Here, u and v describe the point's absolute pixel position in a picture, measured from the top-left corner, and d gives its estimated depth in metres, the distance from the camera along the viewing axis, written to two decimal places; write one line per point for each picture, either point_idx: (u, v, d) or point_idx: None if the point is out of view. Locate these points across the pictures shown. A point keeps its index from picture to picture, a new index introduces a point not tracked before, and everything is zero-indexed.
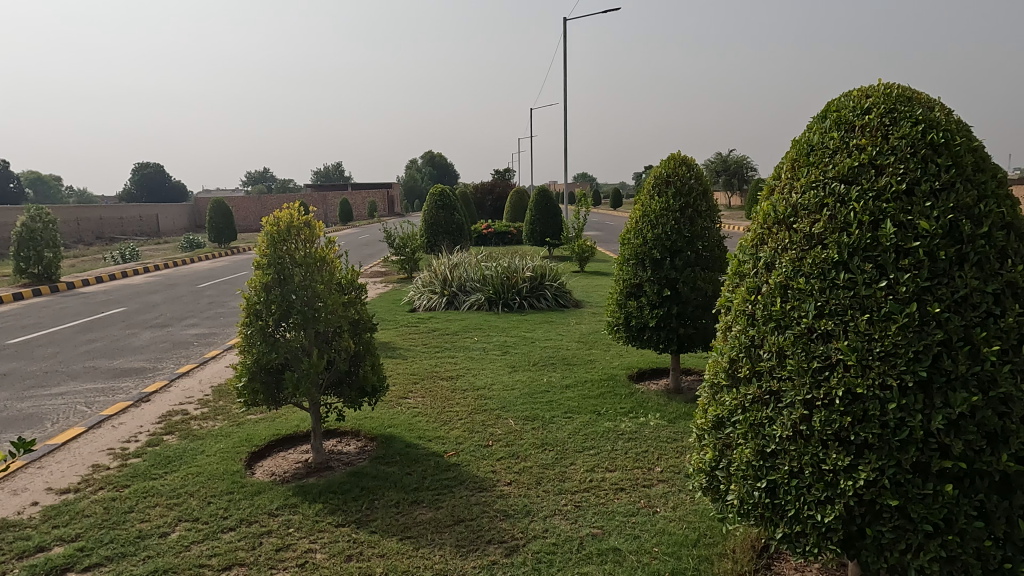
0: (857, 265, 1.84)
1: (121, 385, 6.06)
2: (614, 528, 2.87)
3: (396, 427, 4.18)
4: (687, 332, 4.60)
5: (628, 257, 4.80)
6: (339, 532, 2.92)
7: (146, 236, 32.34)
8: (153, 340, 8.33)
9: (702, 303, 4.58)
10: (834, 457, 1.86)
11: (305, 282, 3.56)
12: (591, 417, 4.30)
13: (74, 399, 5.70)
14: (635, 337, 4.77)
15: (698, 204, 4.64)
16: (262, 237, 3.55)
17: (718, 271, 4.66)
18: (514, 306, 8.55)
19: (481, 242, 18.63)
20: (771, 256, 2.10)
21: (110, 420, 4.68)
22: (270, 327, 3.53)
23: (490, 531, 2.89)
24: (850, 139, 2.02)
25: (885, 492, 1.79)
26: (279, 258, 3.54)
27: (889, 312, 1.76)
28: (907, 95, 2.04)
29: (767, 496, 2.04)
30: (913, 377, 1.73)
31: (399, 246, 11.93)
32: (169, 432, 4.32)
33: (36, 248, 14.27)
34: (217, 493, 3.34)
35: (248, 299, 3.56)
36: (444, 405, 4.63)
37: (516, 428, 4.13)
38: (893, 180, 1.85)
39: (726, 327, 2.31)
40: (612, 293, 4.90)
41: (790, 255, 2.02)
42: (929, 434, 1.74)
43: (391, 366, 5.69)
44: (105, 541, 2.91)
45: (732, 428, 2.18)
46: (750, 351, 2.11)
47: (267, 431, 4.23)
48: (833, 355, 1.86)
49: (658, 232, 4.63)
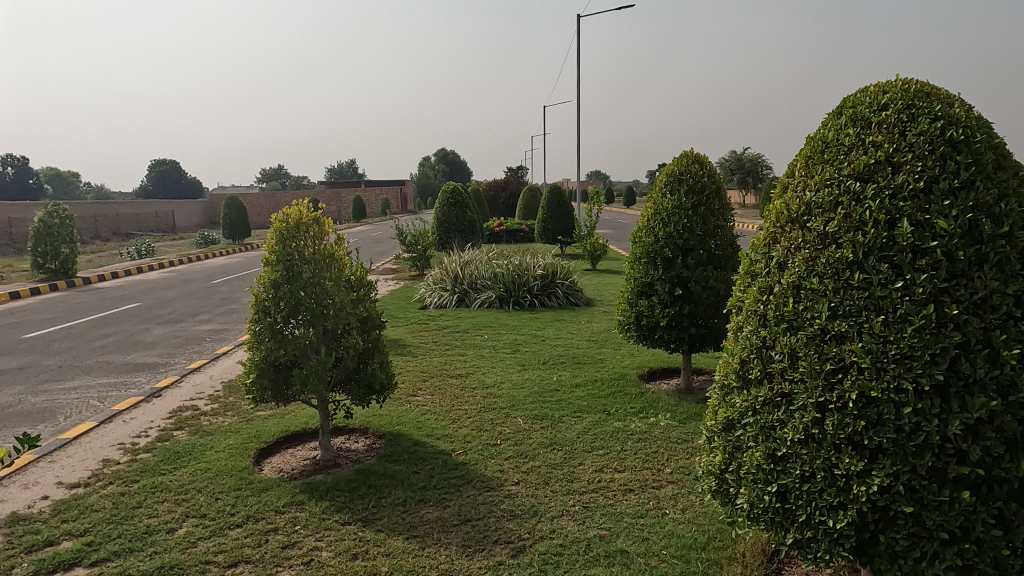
0: (872, 265, 1.80)
1: (133, 381, 6.10)
2: (622, 530, 2.83)
3: (403, 426, 4.17)
4: (699, 331, 4.55)
5: (639, 256, 4.74)
6: (345, 530, 2.91)
7: (162, 232, 32.73)
8: (166, 335, 8.38)
9: (715, 302, 4.52)
10: (848, 461, 1.80)
11: (313, 279, 3.55)
12: (601, 416, 4.26)
13: (87, 394, 5.74)
14: (646, 336, 4.72)
15: (710, 202, 4.59)
16: (271, 233, 3.56)
17: (730, 270, 4.60)
18: (524, 304, 8.51)
19: (493, 240, 18.60)
20: (783, 255, 2.06)
21: (121, 415, 4.70)
22: (279, 324, 3.52)
23: (497, 530, 2.86)
24: (866, 135, 1.98)
25: (899, 498, 1.74)
26: (288, 255, 3.54)
27: (905, 313, 1.72)
28: (925, 90, 1.98)
29: (777, 501, 1.98)
30: (930, 381, 1.68)
31: (411, 243, 11.90)
32: (178, 427, 4.34)
33: (53, 244, 14.47)
34: (225, 490, 3.34)
35: (256, 296, 3.56)
36: (452, 403, 4.62)
37: (525, 427, 4.10)
38: (910, 178, 1.81)
39: (737, 327, 2.25)
40: (623, 291, 4.86)
41: (804, 255, 1.97)
42: (945, 440, 1.69)
43: (399, 363, 5.69)
44: (113, 536, 2.91)
45: (743, 431, 2.11)
46: (762, 351, 2.06)
47: (276, 427, 4.23)
48: (847, 356, 1.81)
49: (670, 230, 4.57)
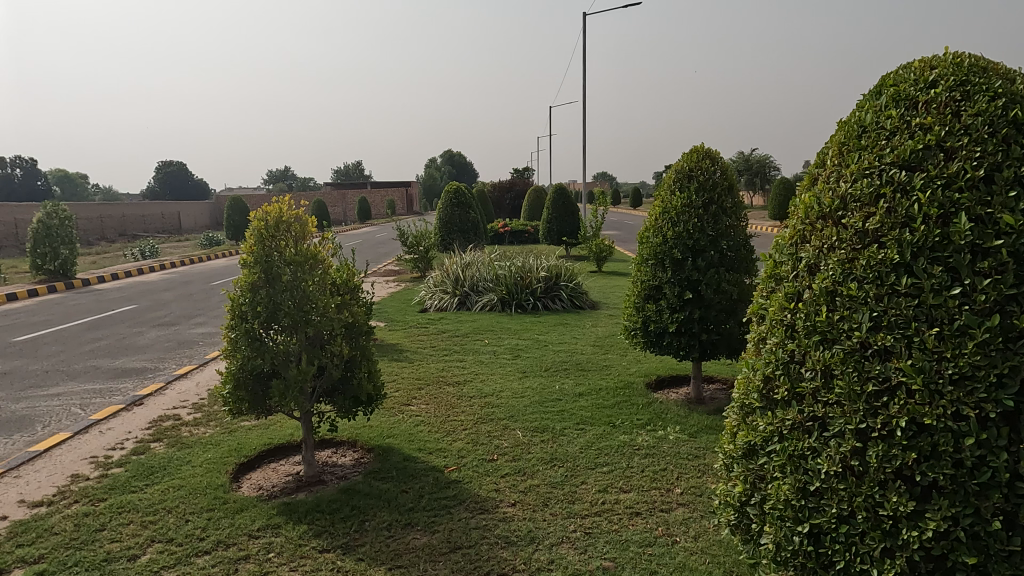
0: (923, 268, 1.52)
1: (120, 386, 5.87)
2: (628, 561, 2.55)
3: (394, 439, 3.91)
4: (710, 338, 4.27)
5: (647, 257, 4.46)
6: (322, 559, 2.64)
7: (168, 233, 32.67)
8: (159, 338, 8.16)
9: (727, 306, 4.24)
10: (896, 501, 1.52)
11: (294, 281, 3.28)
12: (606, 429, 3.98)
13: (70, 400, 5.51)
14: (654, 342, 4.45)
15: (722, 200, 4.31)
16: (249, 232, 3.30)
17: (744, 273, 4.31)
18: (527, 306, 8.24)
19: (497, 241, 18.35)
20: (814, 256, 1.77)
21: (98, 425, 4.45)
22: (257, 330, 3.26)
23: (489, 560, 2.59)
24: (911, 117, 1.69)
25: (960, 546, 1.46)
26: (266, 255, 3.27)
27: (964, 325, 1.45)
28: (981, 65, 1.70)
29: (810, 543, 1.70)
30: (996, 408, 1.41)
31: (412, 244, 11.65)
32: (157, 439, 4.08)
33: (52, 245, 14.30)
34: (197, 511, 3.08)
35: (233, 300, 3.30)
36: (448, 413, 4.35)
37: (524, 440, 3.83)
38: (968, 165, 1.53)
39: (759, 338, 1.97)
40: (630, 295, 4.59)
41: (839, 257, 1.69)
42: (1015, 477, 1.42)
43: (394, 369, 5.44)
44: (69, 564, 2.66)
45: (767, 459, 1.83)
46: (790, 368, 1.78)
47: (258, 440, 3.97)
48: (893, 376, 1.54)
49: (680, 230, 4.29)
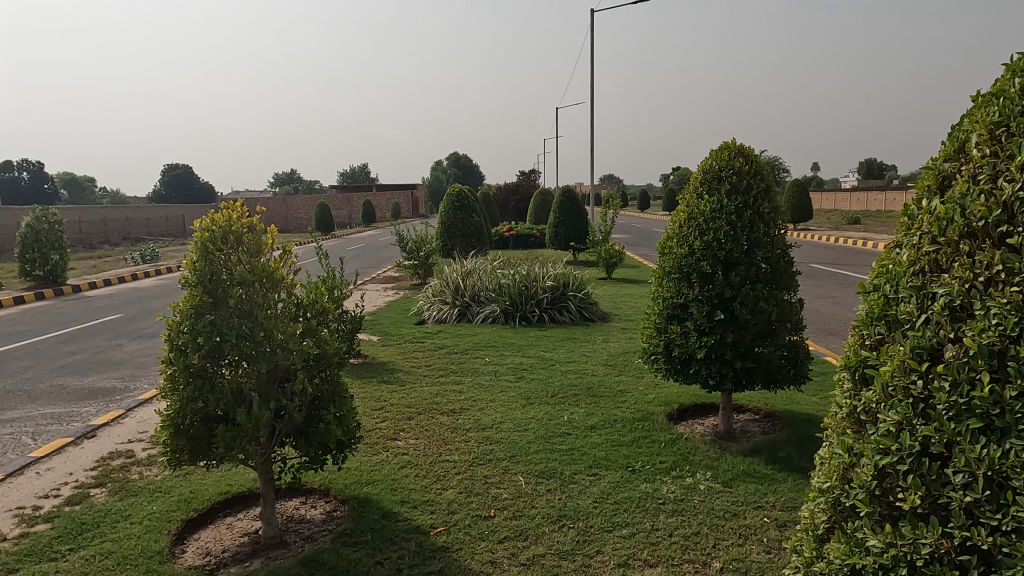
0: None
1: (81, 411, 5.28)
2: None
3: (374, 486, 3.31)
4: (745, 366, 3.65)
5: (669, 271, 3.87)
6: None
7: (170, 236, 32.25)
8: (137, 353, 7.58)
9: (765, 329, 3.63)
10: None
11: (246, 305, 2.69)
12: (623, 474, 3.38)
13: (21, 428, 4.92)
14: (677, 370, 3.84)
15: (758, 204, 3.69)
16: (191, 245, 2.70)
17: (783, 289, 3.69)
18: (532, 319, 7.62)
19: (501, 245, 17.76)
20: (960, 294, 1.16)
21: (38, 464, 3.86)
22: (198, 364, 2.66)
23: None
24: None
25: None
26: (210, 272, 2.67)
27: None
28: None
29: None
30: None
31: (412, 250, 11.04)
32: (99, 484, 3.50)
33: (41, 250, 13.76)
34: None
35: (170, 326, 2.70)
36: (440, 451, 3.76)
37: (527, 489, 3.23)
38: None
39: (857, 406, 1.36)
40: (649, 313, 3.99)
41: (1008, 297, 1.09)
42: None
43: (382, 395, 4.84)
44: None
45: None
46: (924, 464, 1.17)
47: (215, 488, 3.38)
48: None
49: (709, 239, 3.69)
